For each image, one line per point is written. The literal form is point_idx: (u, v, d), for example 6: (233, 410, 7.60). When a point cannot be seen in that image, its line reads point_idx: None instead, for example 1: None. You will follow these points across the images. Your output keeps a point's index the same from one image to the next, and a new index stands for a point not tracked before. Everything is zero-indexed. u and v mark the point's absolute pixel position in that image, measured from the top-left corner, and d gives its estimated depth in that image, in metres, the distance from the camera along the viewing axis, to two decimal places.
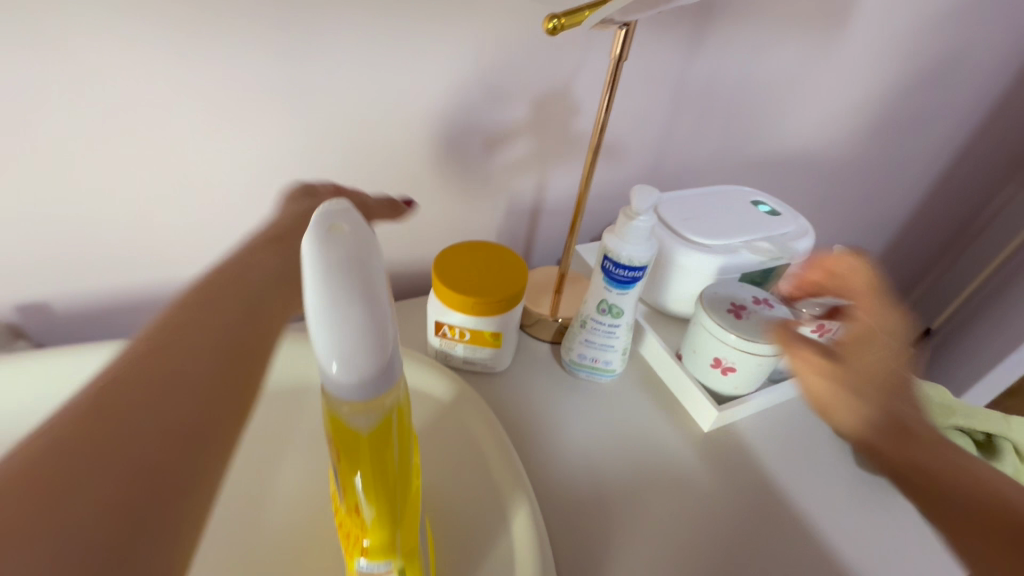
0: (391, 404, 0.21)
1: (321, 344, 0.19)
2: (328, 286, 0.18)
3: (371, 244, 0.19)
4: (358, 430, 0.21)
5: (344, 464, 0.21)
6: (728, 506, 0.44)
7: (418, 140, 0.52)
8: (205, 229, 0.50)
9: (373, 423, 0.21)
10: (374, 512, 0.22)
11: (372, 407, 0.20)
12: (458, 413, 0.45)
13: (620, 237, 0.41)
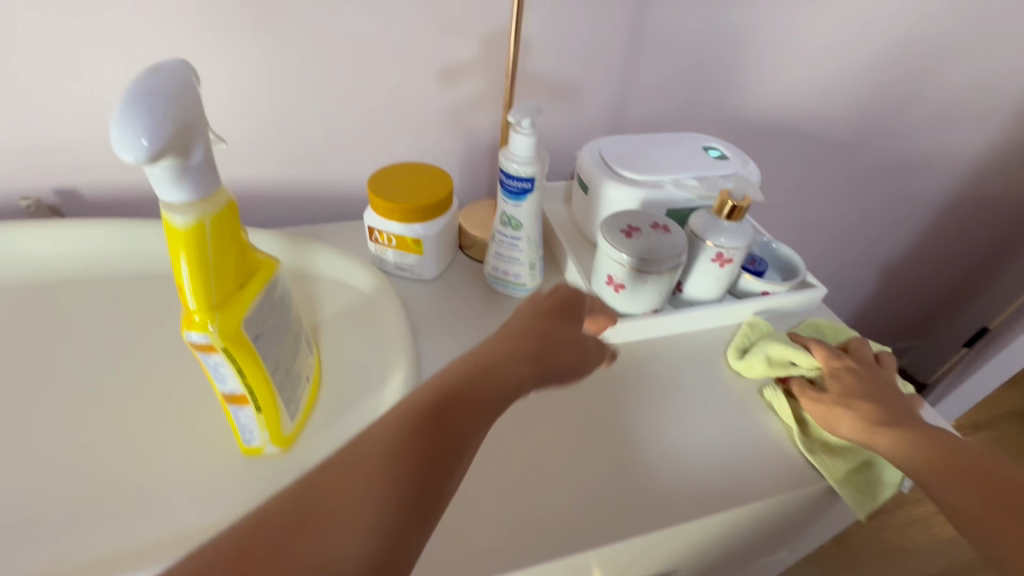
0: (203, 208, 0.28)
1: (117, 142, 0.24)
2: (149, 96, 0.24)
3: (190, 79, 0.27)
4: (172, 225, 0.28)
5: (171, 254, 0.29)
6: (607, 408, 0.48)
7: (375, 74, 0.58)
8: None
9: (182, 218, 0.28)
10: (192, 289, 0.29)
11: (193, 202, 0.28)
12: (374, 302, 0.52)
13: (509, 150, 0.46)
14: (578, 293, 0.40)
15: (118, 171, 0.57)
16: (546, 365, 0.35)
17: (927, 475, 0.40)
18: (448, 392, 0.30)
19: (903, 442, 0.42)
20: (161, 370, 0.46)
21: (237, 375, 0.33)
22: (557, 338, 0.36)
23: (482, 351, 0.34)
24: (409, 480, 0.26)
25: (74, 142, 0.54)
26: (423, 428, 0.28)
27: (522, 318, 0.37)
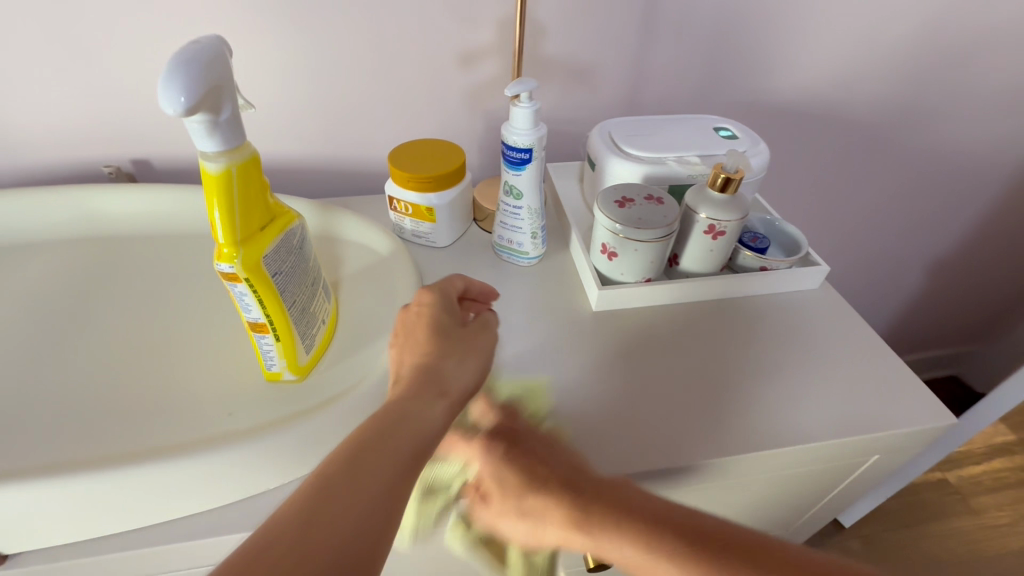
0: (231, 158, 0.35)
1: (164, 97, 0.30)
2: (192, 63, 0.31)
3: (224, 52, 0.33)
4: (206, 172, 0.34)
5: (205, 197, 0.35)
6: (596, 367, 0.51)
7: (400, 58, 0.64)
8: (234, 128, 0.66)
9: (213, 165, 0.34)
10: (220, 226, 0.35)
11: (223, 152, 0.34)
12: (389, 263, 0.58)
13: (509, 122, 0.50)
14: (443, 300, 0.45)
15: (178, 145, 0.66)
16: (455, 375, 0.40)
17: (636, 563, 0.36)
18: (375, 435, 0.34)
19: (589, 534, 0.38)
20: (205, 312, 0.53)
21: (258, 305, 0.39)
22: (454, 352, 0.42)
23: (394, 400, 0.38)
24: (384, 498, 0.31)
25: (146, 118, 0.63)
26: (370, 457, 0.33)
27: (417, 354, 0.41)
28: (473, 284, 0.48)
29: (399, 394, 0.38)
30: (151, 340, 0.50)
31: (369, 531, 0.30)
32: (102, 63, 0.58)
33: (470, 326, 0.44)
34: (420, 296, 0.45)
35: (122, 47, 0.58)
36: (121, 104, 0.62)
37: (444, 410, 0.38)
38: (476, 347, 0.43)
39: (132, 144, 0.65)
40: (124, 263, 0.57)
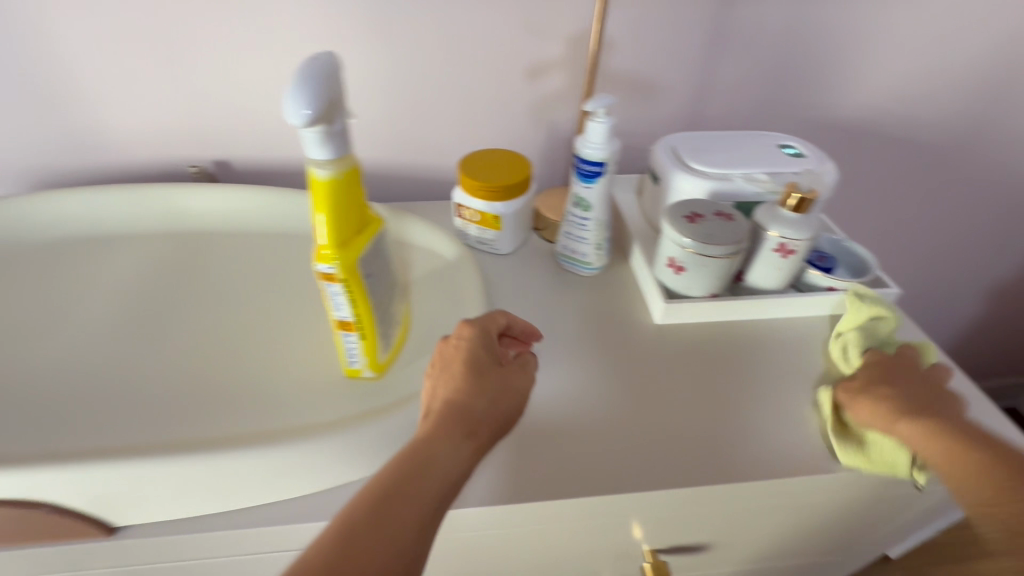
0: (338, 166, 0.37)
1: (288, 112, 0.33)
2: (310, 80, 0.33)
3: (337, 67, 0.35)
4: (315, 179, 0.37)
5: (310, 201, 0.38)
6: (659, 380, 0.52)
7: (470, 70, 0.66)
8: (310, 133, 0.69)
9: (323, 172, 0.36)
10: (322, 229, 0.38)
11: (332, 162, 0.36)
12: (455, 270, 0.60)
13: (584, 136, 0.51)
14: (483, 337, 0.45)
15: (259, 148, 0.70)
16: (488, 416, 0.41)
17: (951, 458, 0.39)
18: (410, 468, 0.36)
19: (925, 437, 0.42)
20: (284, 309, 0.56)
21: (349, 304, 0.41)
22: (488, 392, 0.42)
23: (427, 434, 0.39)
24: (413, 541, 0.33)
25: (230, 122, 0.67)
26: (402, 488, 0.35)
27: (453, 388, 0.42)
28: (514, 322, 0.48)
29: (431, 428, 0.39)
30: (235, 333, 0.54)
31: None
32: (196, 72, 0.63)
33: (506, 367, 0.44)
34: (461, 330, 0.45)
35: (215, 57, 0.62)
36: (207, 111, 0.66)
37: (473, 450, 0.39)
38: (509, 389, 0.43)
39: (214, 147, 0.69)
40: (210, 260, 0.61)
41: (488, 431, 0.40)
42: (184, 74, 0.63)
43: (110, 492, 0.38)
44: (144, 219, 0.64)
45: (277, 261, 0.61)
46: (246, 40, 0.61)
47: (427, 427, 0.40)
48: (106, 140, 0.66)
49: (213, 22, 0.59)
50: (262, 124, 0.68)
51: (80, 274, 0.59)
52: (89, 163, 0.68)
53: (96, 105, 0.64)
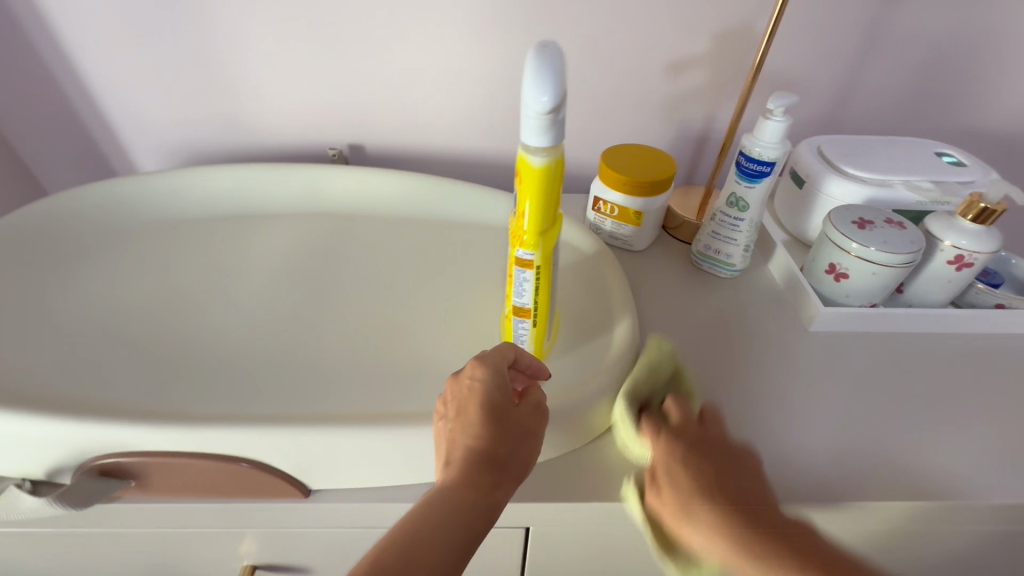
0: (554, 153, 0.36)
1: (528, 98, 0.34)
2: (545, 65, 0.34)
3: (561, 52, 0.35)
4: (527, 166, 0.37)
5: (518, 188, 0.39)
6: (816, 389, 0.50)
7: (611, 64, 0.66)
8: (444, 121, 0.70)
9: (539, 158, 0.36)
10: (529, 216, 0.39)
11: (550, 148, 0.36)
12: (594, 262, 0.60)
13: (756, 134, 0.50)
14: (497, 375, 0.39)
15: (393, 134, 0.71)
16: (511, 463, 0.38)
17: None
18: (435, 531, 0.34)
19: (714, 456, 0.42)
20: (427, 291, 0.57)
21: (534, 291, 0.42)
22: (508, 438, 0.38)
23: (445, 490, 0.36)
24: None
25: (370, 108, 0.69)
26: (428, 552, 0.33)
27: (471, 437, 0.38)
28: (523, 352, 0.43)
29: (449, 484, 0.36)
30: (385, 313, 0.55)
31: None
32: (348, 58, 0.65)
33: (523, 406, 0.40)
34: (472, 369, 0.40)
35: (367, 44, 0.64)
36: (350, 98, 0.68)
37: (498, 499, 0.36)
38: (529, 433, 0.39)
39: (352, 132, 0.71)
40: (352, 240, 0.63)
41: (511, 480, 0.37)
42: (335, 62, 0.65)
43: (305, 456, 0.39)
44: (286, 196, 0.66)
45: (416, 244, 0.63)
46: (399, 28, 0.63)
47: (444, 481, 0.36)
48: (253, 122, 0.70)
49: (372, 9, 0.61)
50: (401, 111, 0.69)
51: (230, 245, 0.61)
52: (235, 143, 0.72)
53: (252, 86, 0.67)
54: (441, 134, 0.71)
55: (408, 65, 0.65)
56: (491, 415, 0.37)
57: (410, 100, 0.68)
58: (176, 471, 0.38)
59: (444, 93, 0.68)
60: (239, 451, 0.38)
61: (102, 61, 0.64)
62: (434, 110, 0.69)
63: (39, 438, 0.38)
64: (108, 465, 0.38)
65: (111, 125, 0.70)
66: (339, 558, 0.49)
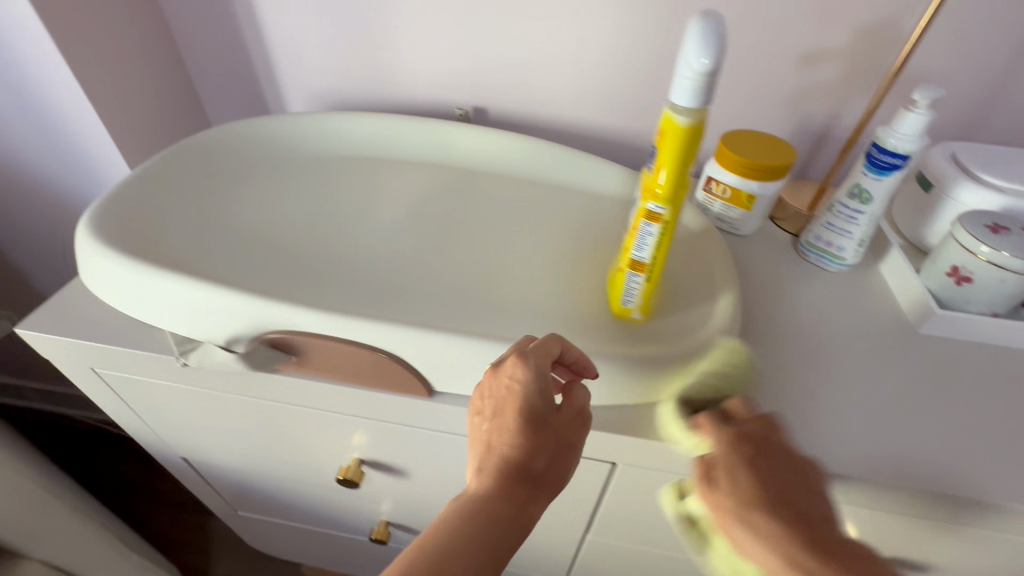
0: (701, 112, 0.39)
1: (689, 55, 0.37)
2: (709, 26, 0.37)
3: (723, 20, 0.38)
4: (673, 123, 0.40)
5: (659, 144, 0.42)
6: (916, 386, 0.50)
7: (741, 51, 0.67)
8: (568, 92, 0.74)
9: (687, 117, 0.39)
10: (666, 170, 0.42)
11: (699, 108, 0.39)
12: (699, 237, 0.62)
13: (894, 126, 0.50)
14: (541, 379, 0.41)
15: (518, 101, 0.76)
16: (545, 470, 0.42)
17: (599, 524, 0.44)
18: (477, 537, 0.38)
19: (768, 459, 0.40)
20: (539, 244, 0.62)
21: (654, 246, 0.45)
22: (545, 446, 0.42)
23: (483, 495, 0.40)
24: None
25: (502, 74, 0.73)
26: (469, 558, 0.37)
27: (510, 444, 0.41)
28: (569, 350, 0.45)
29: (489, 489, 0.40)
30: (499, 257, 0.60)
31: None
32: (490, 24, 0.69)
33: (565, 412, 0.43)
34: (513, 369, 0.41)
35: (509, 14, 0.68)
36: (483, 63, 0.73)
37: (531, 507, 0.41)
38: (565, 443, 0.42)
39: (480, 95, 0.76)
40: (474, 191, 0.69)
41: (545, 486, 0.41)
42: (478, 28, 0.70)
43: (435, 360, 0.45)
44: (416, 143, 0.72)
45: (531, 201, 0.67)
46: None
47: (482, 484, 0.40)
48: (394, 78, 0.76)
49: None
50: (530, 79, 0.73)
51: (369, 183, 0.69)
52: (375, 97, 0.80)
53: (399, 44, 0.73)
54: (562, 105, 0.75)
55: (543, 36, 0.69)
56: (534, 423, 0.40)
57: (540, 70, 0.72)
58: (328, 353, 0.45)
59: (572, 64, 0.71)
60: (380, 343, 0.45)
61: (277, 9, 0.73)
62: (561, 81, 0.73)
63: (227, 308, 0.46)
64: (275, 339, 0.45)
65: (275, 69, 0.79)
66: (434, 461, 0.56)
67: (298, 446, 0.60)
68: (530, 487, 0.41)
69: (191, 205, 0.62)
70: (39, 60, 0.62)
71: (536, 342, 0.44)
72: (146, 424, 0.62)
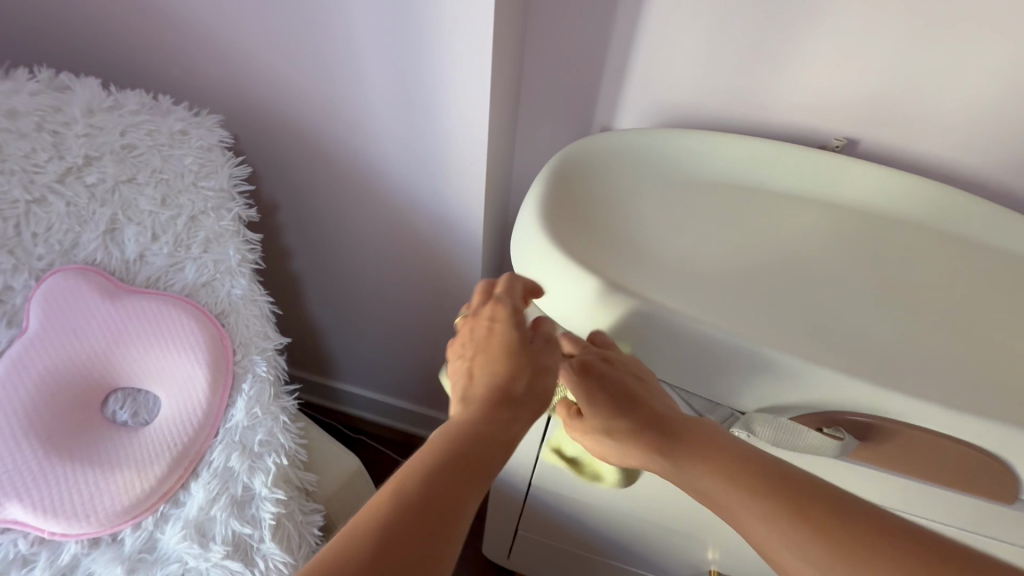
0: None
1: None
2: None
3: None
4: None
5: None
6: None
7: None
8: (982, 148, 0.64)
9: None
10: None
11: None
12: None
13: None
14: (512, 314, 0.46)
15: (909, 149, 0.67)
16: (529, 395, 0.43)
17: (691, 470, 0.40)
18: (455, 452, 0.37)
19: (689, 453, 0.41)
20: (988, 316, 0.55)
21: None
22: (525, 370, 0.44)
23: (468, 419, 0.41)
24: (433, 511, 0.33)
25: (903, 121, 0.64)
26: (447, 470, 0.36)
27: (489, 372, 0.44)
28: (526, 283, 0.49)
29: (477, 411, 0.41)
30: (952, 325, 0.54)
31: (385, 531, 0.31)
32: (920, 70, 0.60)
33: (538, 339, 0.45)
34: (493, 312, 0.47)
35: (955, 60, 0.58)
36: (888, 107, 0.64)
37: (517, 429, 0.42)
38: (541, 364, 0.44)
39: (866, 138, 0.67)
40: (881, 238, 0.61)
41: (530, 407, 0.43)
42: (903, 72, 0.61)
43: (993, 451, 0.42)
44: (810, 177, 0.64)
45: (954, 260, 0.60)
46: (1008, 47, 0.56)
47: (474, 408, 0.42)
48: (763, 110, 0.68)
49: (989, 26, 0.56)
50: (938, 130, 0.64)
51: (763, 217, 0.62)
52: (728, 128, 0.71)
53: (791, 77, 0.65)
54: (964, 159, 0.66)
55: (987, 88, 0.60)
56: (507, 349, 0.44)
57: (958, 122, 0.63)
58: (896, 441, 0.44)
59: (1006, 120, 0.61)
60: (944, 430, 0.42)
61: (666, 7, 0.63)
62: (978, 135, 0.63)
63: (784, 372, 0.43)
64: (853, 421, 0.44)
65: (620, 88, 0.71)
66: None
67: (698, 493, 0.60)
68: (516, 409, 0.42)
69: (597, 230, 0.57)
70: (453, 57, 0.57)
71: (500, 281, 0.48)
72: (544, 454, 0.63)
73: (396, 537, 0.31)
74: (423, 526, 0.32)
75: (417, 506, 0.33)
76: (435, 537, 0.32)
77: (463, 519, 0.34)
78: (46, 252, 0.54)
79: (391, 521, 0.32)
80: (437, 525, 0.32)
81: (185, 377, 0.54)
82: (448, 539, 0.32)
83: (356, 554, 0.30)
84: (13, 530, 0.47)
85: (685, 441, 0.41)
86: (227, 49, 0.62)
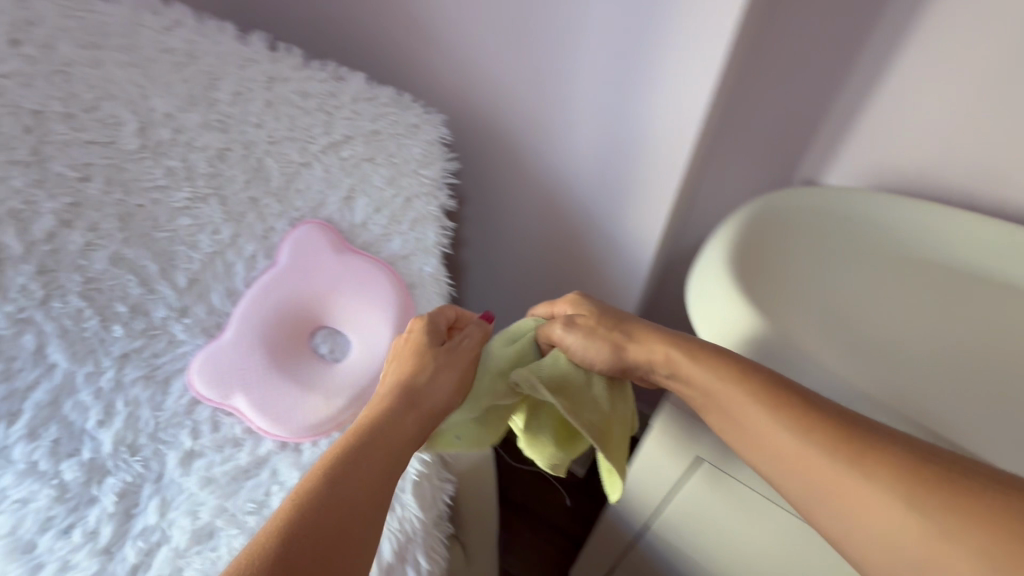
0: None
1: None
2: None
3: None
4: None
5: None
6: None
7: None
8: None
9: None
10: None
11: None
12: None
13: None
14: (425, 326, 0.52)
15: None
16: (430, 393, 0.48)
17: (707, 382, 0.43)
18: (358, 450, 0.42)
19: (713, 375, 0.43)
20: None
21: None
22: (428, 368, 0.49)
23: (372, 417, 0.46)
24: (337, 509, 0.38)
25: None
26: (354, 467, 0.41)
27: (402, 372, 0.49)
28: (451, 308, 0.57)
29: (379, 409, 0.46)
30: None
31: (295, 529, 0.36)
32: None
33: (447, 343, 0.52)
34: (412, 325, 0.53)
35: None
36: None
37: (416, 425, 0.46)
38: (446, 364, 0.50)
39: None
40: None
41: (430, 404, 0.48)
42: None
43: None
44: None
45: None
46: None
47: (379, 406, 0.47)
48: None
49: None
50: None
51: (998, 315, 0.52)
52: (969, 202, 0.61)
53: None
54: None
55: None
56: (415, 353, 0.50)
57: None
58: None
59: None
60: None
61: (933, 59, 0.54)
62: None
63: None
64: None
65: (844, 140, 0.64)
66: None
67: None
68: (418, 408, 0.47)
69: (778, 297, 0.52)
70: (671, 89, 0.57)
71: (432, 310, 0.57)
72: (664, 501, 0.60)
73: (305, 531, 0.36)
74: (328, 521, 0.37)
75: (324, 506, 0.38)
76: (337, 532, 0.37)
77: (364, 512, 0.39)
78: (302, 206, 0.67)
79: (299, 518, 0.37)
80: (343, 522, 0.38)
81: (373, 329, 0.63)
82: (348, 527, 0.38)
83: (274, 541, 0.35)
84: (233, 415, 0.60)
85: (701, 357, 0.44)
86: (465, 59, 0.71)
